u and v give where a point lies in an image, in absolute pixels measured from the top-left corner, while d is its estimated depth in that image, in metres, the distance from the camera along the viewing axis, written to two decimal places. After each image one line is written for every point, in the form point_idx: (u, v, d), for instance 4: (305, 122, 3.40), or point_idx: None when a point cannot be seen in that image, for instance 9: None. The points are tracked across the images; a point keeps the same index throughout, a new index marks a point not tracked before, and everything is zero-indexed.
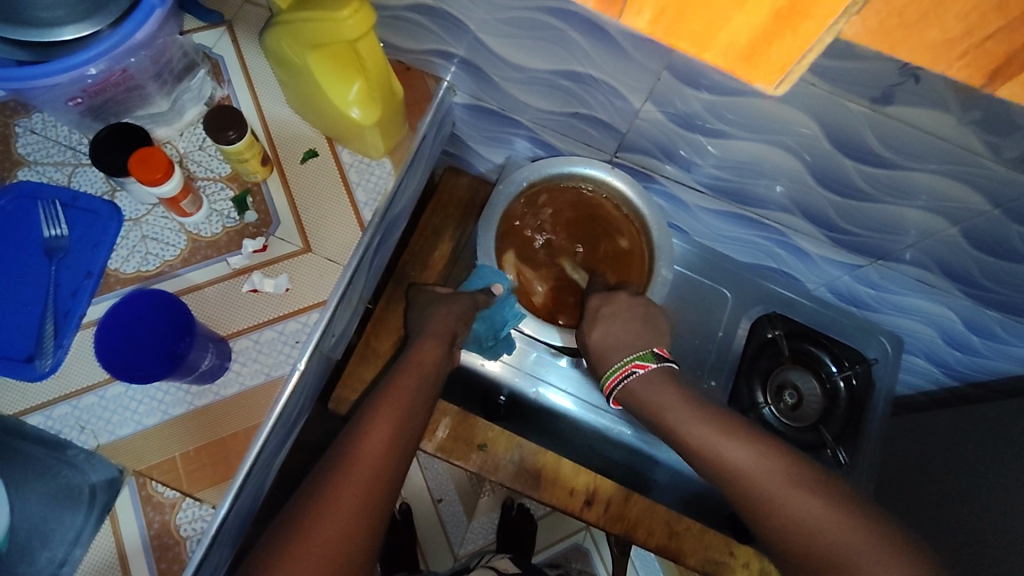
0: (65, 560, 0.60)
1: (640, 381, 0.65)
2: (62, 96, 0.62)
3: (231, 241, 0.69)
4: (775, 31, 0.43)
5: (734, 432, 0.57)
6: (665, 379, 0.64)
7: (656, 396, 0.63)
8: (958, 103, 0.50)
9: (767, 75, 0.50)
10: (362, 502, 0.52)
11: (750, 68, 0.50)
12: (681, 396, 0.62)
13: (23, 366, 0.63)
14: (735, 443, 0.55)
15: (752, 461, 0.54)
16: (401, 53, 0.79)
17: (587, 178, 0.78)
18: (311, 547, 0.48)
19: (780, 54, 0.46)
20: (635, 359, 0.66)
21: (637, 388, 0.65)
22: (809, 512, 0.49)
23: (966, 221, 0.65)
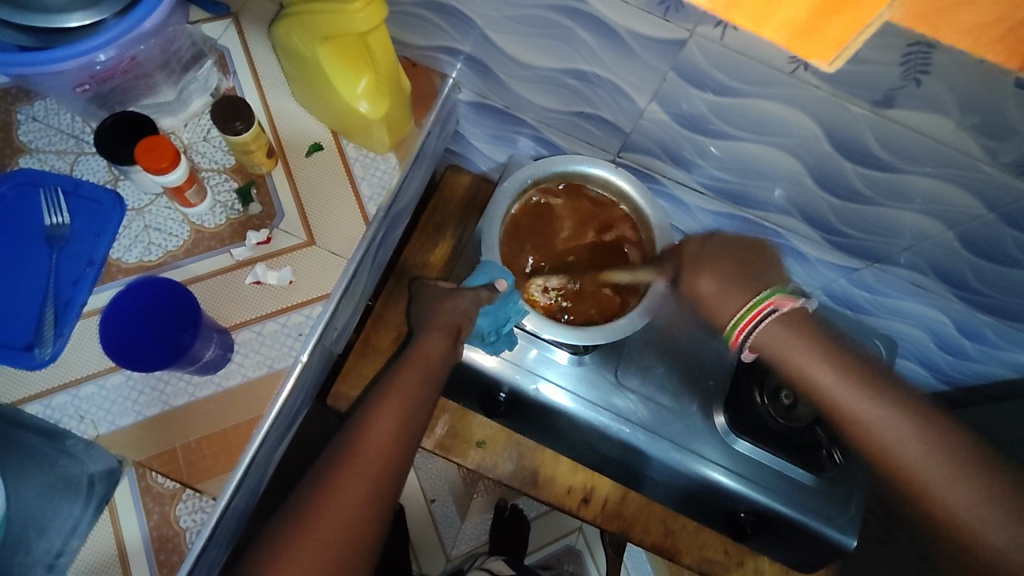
0: (62, 551, 0.59)
1: (781, 323, 0.57)
2: (69, 83, 0.62)
3: (235, 233, 0.69)
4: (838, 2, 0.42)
5: (879, 393, 0.53)
6: (802, 331, 0.57)
7: (790, 348, 0.57)
8: (958, 106, 0.51)
9: (819, 52, 0.48)
10: (367, 493, 0.52)
11: (805, 45, 0.47)
12: (824, 352, 0.56)
13: (22, 354, 0.62)
14: (894, 415, 0.52)
15: (901, 432, 0.52)
16: (407, 49, 0.79)
17: (591, 177, 0.79)
18: (314, 536, 0.49)
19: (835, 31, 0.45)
20: (771, 296, 0.58)
21: (769, 335, 0.58)
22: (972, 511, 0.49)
23: (961, 225, 0.66)
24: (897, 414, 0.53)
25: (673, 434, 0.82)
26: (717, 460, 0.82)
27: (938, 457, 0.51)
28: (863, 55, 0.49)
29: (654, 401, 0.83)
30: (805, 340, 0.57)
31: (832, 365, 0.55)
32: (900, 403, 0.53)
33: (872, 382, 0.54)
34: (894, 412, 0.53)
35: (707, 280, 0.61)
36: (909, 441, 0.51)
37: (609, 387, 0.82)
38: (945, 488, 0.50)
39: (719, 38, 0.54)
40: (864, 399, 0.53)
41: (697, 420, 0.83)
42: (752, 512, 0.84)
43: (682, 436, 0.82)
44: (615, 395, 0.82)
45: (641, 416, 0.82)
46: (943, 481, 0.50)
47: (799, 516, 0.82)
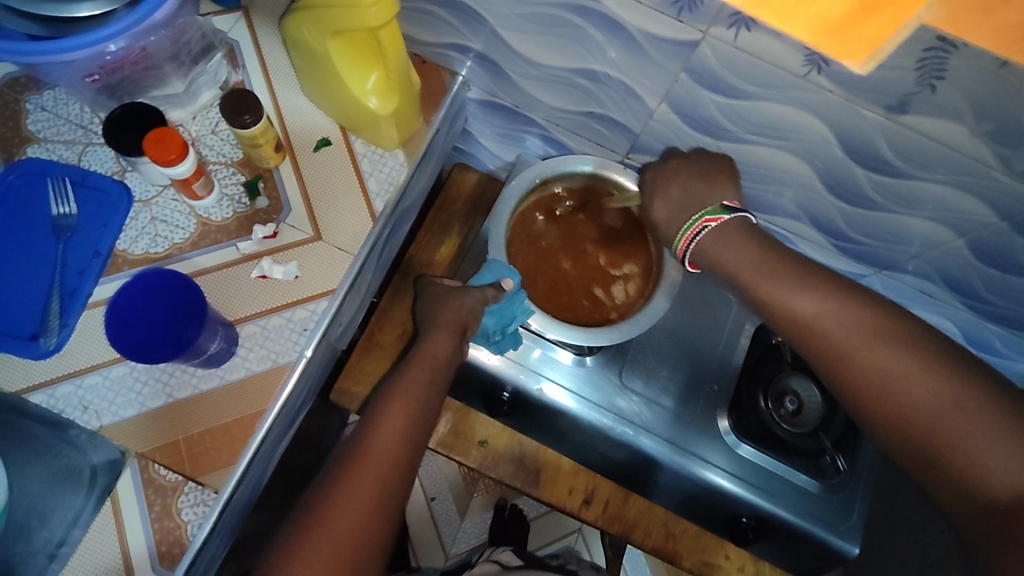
0: (64, 541, 0.60)
1: (717, 240, 0.59)
2: (79, 72, 0.61)
3: (242, 226, 0.69)
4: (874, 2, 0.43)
5: (811, 285, 0.53)
6: (749, 238, 0.58)
7: (740, 259, 0.57)
8: (972, 112, 0.51)
9: (851, 52, 0.49)
10: (378, 493, 0.52)
11: (837, 44, 0.48)
12: (754, 249, 0.57)
13: (27, 344, 0.62)
14: (823, 301, 0.51)
15: (830, 317, 0.51)
16: (417, 46, 0.79)
17: (600, 178, 0.78)
18: (326, 537, 0.49)
19: (871, 30, 0.46)
20: (704, 215, 0.60)
21: (708, 244, 0.60)
22: (917, 393, 0.46)
23: (972, 233, 0.66)
24: (838, 305, 0.51)
25: (676, 437, 0.82)
26: (719, 464, 0.82)
27: (877, 339, 0.48)
28: (878, 59, 0.48)
29: (657, 404, 0.83)
30: (734, 241, 0.58)
31: (759, 264, 0.56)
32: (839, 293, 0.52)
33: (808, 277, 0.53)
34: (834, 300, 0.51)
35: (661, 208, 0.65)
36: (837, 321, 0.50)
37: (613, 388, 0.82)
38: (882, 370, 0.47)
39: (732, 40, 0.53)
40: (803, 294, 0.52)
41: (700, 423, 0.83)
42: (754, 517, 0.83)
43: (684, 439, 0.82)
44: (618, 396, 0.82)
45: (644, 418, 0.82)
46: (894, 370, 0.47)
47: (801, 522, 0.81)
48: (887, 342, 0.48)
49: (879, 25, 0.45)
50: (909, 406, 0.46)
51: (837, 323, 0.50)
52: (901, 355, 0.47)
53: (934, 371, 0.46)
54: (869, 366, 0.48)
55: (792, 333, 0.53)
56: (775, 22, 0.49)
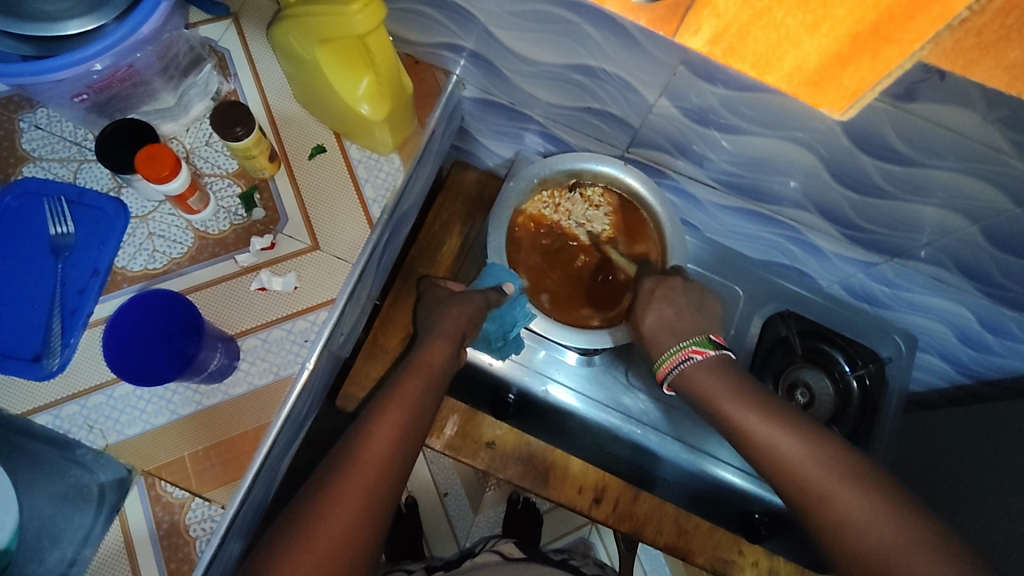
0: (75, 559, 0.60)
1: (698, 367, 0.64)
2: (67, 92, 0.61)
3: (239, 238, 0.68)
4: (851, 54, 0.34)
5: (788, 424, 0.58)
6: (728, 373, 0.64)
7: (715, 386, 0.63)
8: (982, 99, 0.49)
9: (830, 100, 0.39)
10: (366, 500, 0.51)
11: (816, 92, 0.39)
12: (740, 390, 0.62)
13: (31, 365, 0.63)
14: (795, 440, 0.57)
15: (799, 453, 0.56)
16: (409, 46, 0.78)
17: (600, 175, 0.76)
18: (314, 542, 0.48)
19: (850, 79, 0.37)
20: (692, 345, 0.66)
21: (693, 373, 0.65)
22: (890, 541, 0.49)
23: (985, 220, 0.63)
24: (817, 454, 0.55)
25: (686, 435, 0.81)
26: (731, 461, 0.81)
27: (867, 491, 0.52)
28: None
29: (666, 401, 0.82)
30: (717, 379, 0.63)
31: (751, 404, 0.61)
32: (819, 440, 0.56)
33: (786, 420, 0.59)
34: (809, 446, 0.56)
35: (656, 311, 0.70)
36: (802, 457, 0.55)
37: (620, 387, 0.81)
38: (855, 513, 0.51)
39: None
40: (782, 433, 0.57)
41: None
42: (767, 513, 0.83)
43: (694, 437, 0.81)
44: (626, 395, 0.81)
45: (651, 416, 0.81)
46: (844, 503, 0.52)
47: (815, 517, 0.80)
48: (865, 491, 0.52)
49: (855, 75, 0.36)
50: (859, 544, 0.50)
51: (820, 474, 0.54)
52: (870, 501, 0.51)
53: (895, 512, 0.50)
54: (847, 511, 0.51)
55: (773, 471, 0.57)
56: (753, 72, 0.39)
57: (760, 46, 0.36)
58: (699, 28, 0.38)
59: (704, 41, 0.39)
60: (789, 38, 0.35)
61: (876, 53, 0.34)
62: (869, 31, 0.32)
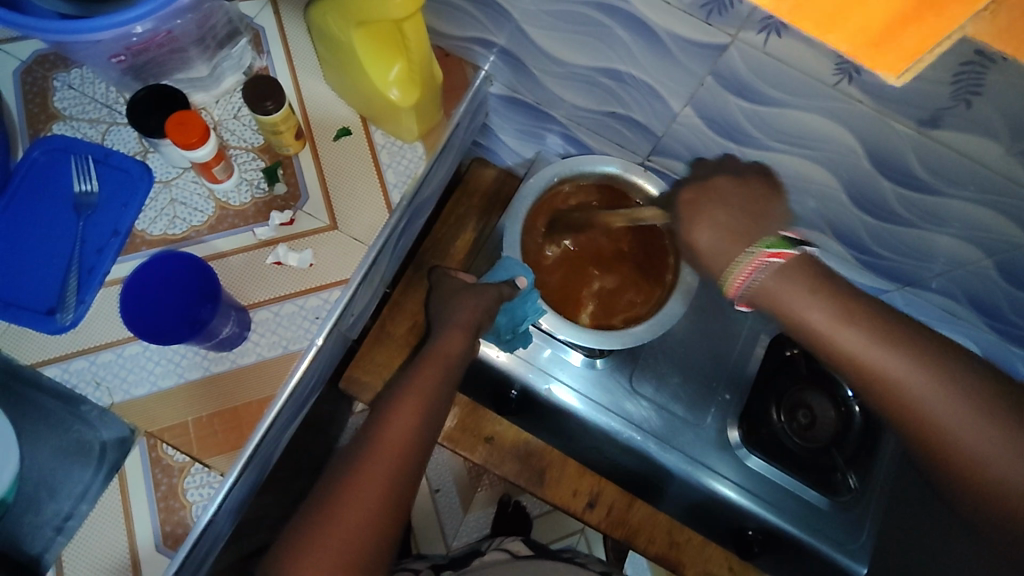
0: (72, 514, 0.61)
1: (779, 278, 0.50)
2: (104, 53, 0.61)
3: (259, 212, 0.69)
4: (914, 12, 0.35)
5: (899, 340, 0.46)
6: (805, 270, 0.50)
7: (792, 291, 0.50)
8: (1007, 130, 0.49)
9: (889, 61, 0.39)
10: (392, 486, 0.52)
11: (876, 53, 0.39)
12: (825, 297, 0.49)
13: (44, 319, 0.63)
14: (914, 365, 0.45)
15: (916, 379, 0.45)
16: (441, 39, 0.79)
17: (620, 180, 0.77)
18: (339, 526, 0.49)
19: (914, 40, 0.37)
20: (766, 247, 0.51)
21: (771, 286, 0.50)
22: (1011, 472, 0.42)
23: (1000, 254, 0.64)
24: (941, 379, 0.44)
25: (684, 445, 0.81)
26: (727, 475, 0.81)
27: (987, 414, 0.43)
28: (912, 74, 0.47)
29: (667, 410, 0.82)
30: (802, 289, 0.49)
31: (837, 314, 0.48)
32: (923, 347, 0.45)
33: (890, 332, 0.46)
34: (914, 358, 0.45)
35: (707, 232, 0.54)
36: (926, 388, 0.44)
37: (622, 392, 0.82)
38: (973, 440, 0.43)
39: (762, 45, 0.52)
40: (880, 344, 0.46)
41: (709, 432, 0.82)
42: (761, 530, 0.83)
43: (692, 448, 0.81)
44: (628, 401, 0.82)
45: (652, 423, 0.81)
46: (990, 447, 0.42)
47: (807, 538, 0.80)
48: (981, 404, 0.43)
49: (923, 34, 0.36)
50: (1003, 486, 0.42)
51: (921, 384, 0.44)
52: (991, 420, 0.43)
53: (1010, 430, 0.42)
54: (961, 437, 0.43)
55: (880, 399, 0.46)
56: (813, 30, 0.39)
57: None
58: None
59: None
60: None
61: (942, 8, 0.34)
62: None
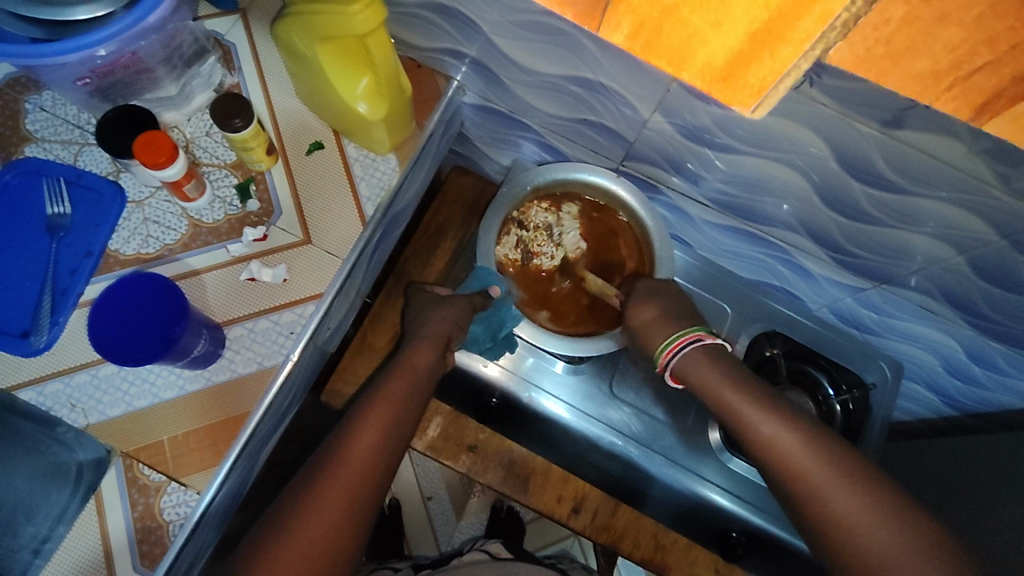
0: (49, 536, 0.61)
1: (701, 351, 0.65)
2: (71, 75, 0.61)
3: (233, 228, 0.69)
4: (754, 49, 0.36)
5: (775, 410, 0.59)
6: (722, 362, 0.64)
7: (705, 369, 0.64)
8: (967, 130, 0.49)
9: (741, 97, 0.41)
10: (348, 514, 0.51)
11: (726, 89, 0.40)
12: (723, 373, 0.63)
13: (18, 342, 0.63)
14: (778, 424, 0.57)
15: (782, 436, 0.57)
16: (412, 50, 0.79)
17: (593, 185, 0.77)
18: (289, 547, 0.47)
19: (754, 79, 0.38)
20: (694, 330, 0.67)
21: (693, 357, 0.65)
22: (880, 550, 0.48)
23: (972, 251, 0.64)
24: (798, 437, 0.56)
25: (667, 449, 0.81)
26: (712, 479, 0.81)
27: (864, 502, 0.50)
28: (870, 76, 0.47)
29: (649, 415, 0.82)
30: (708, 364, 0.64)
31: (733, 384, 0.62)
32: (805, 429, 0.57)
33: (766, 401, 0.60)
34: (809, 450, 0.55)
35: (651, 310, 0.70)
36: (789, 442, 0.56)
37: (603, 399, 0.82)
38: (818, 486, 0.52)
39: None
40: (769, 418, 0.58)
41: (692, 436, 0.82)
42: (744, 532, 0.83)
43: (675, 452, 0.81)
44: (609, 407, 0.82)
45: (634, 429, 0.81)
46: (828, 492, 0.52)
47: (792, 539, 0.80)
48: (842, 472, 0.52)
49: (765, 74, 0.37)
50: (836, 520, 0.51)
51: (799, 456, 0.55)
52: (871, 503, 0.50)
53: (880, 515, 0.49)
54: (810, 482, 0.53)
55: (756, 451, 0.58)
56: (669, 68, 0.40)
57: (672, 41, 0.38)
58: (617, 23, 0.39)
59: (624, 37, 0.39)
60: (695, 38, 0.37)
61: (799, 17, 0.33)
62: (764, 30, 0.34)
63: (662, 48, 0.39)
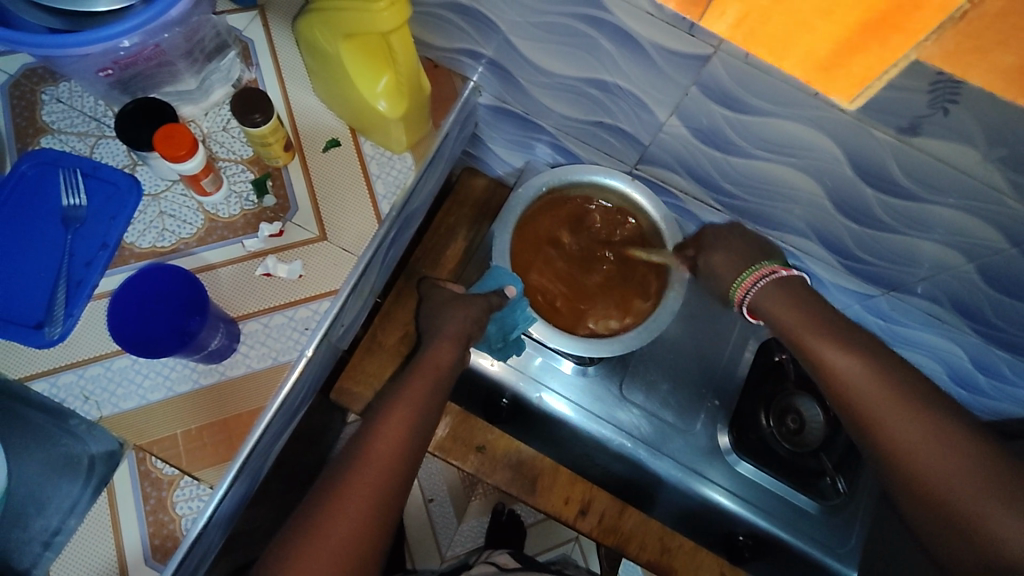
0: (59, 529, 0.60)
1: (777, 284, 0.61)
2: (92, 67, 0.61)
3: (248, 224, 0.69)
4: (864, 41, 0.39)
5: (850, 343, 0.55)
6: (800, 295, 0.60)
7: (785, 306, 0.60)
8: (984, 138, 0.50)
9: (841, 88, 0.46)
10: (377, 515, 0.51)
11: (827, 80, 0.45)
12: (800, 310, 0.59)
13: (32, 333, 0.63)
14: (854, 359, 0.53)
15: (858, 373, 0.53)
16: (429, 50, 0.79)
17: (608, 188, 0.77)
18: (316, 554, 0.47)
19: (859, 67, 0.43)
20: (775, 264, 0.63)
21: (764, 293, 0.61)
22: (925, 441, 0.48)
23: (982, 258, 0.64)
24: (878, 370, 0.52)
25: (675, 452, 0.82)
26: (719, 481, 0.81)
27: (909, 401, 0.50)
28: (892, 83, 0.48)
29: (657, 417, 0.82)
30: (781, 296, 0.60)
31: (807, 319, 0.58)
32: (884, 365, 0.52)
33: (840, 334, 0.56)
34: (874, 370, 0.52)
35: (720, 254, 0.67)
36: (868, 379, 0.52)
37: (613, 400, 0.82)
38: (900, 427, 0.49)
39: (744, 56, 0.53)
40: (844, 352, 0.54)
41: (700, 438, 0.83)
42: (751, 535, 0.83)
43: (683, 454, 0.82)
44: (618, 408, 0.82)
45: (644, 431, 0.82)
46: (917, 442, 0.48)
47: (798, 543, 0.81)
48: (923, 415, 0.49)
49: (868, 63, 0.42)
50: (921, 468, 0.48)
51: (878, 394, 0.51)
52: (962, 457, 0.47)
53: (1003, 497, 0.44)
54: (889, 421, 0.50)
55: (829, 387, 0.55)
56: (769, 58, 0.44)
57: (778, 29, 0.41)
58: (723, 11, 0.41)
59: (729, 26, 0.42)
60: (804, 27, 0.40)
61: (883, 42, 0.39)
62: (879, 22, 0.37)
63: (762, 35, 0.42)
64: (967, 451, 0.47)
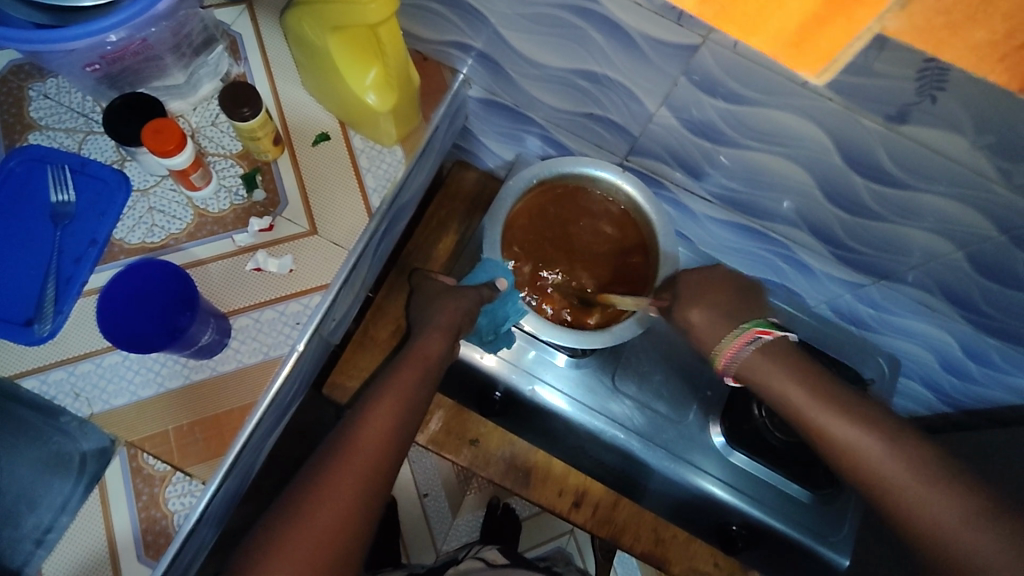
0: (52, 526, 0.60)
1: (761, 352, 0.60)
2: (78, 62, 0.61)
3: (238, 218, 0.69)
4: (829, 15, 0.43)
5: (855, 414, 0.55)
6: (794, 364, 0.59)
7: (778, 381, 0.59)
8: (972, 125, 0.50)
9: (807, 62, 0.49)
10: (362, 503, 0.51)
11: (796, 55, 0.49)
12: (795, 382, 0.58)
13: (22, 330, 0.63)
14: (863, 434, 0.53)
15: (868, 447, 0.53)
16: (419, 43, 0.79)
17: (599, 180, 0.77)
18: (299, 542, 0.47)
19: (826, 42, 0.46)
20: (755, 327, 0.61)
21: (752, 360, 0.60)
22: (945, 514, 0.48)
23: (972, 246, 0.65)
24: (890, 445, 0.52)
25: (668, 443, 0.82)
26: (712, 472, 0.82)
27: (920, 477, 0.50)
28: (878, 71, 0.48)
29: (650, 409, 0.83)
30: (779, 364, 0.59)
31: (810, 393, 0.57)
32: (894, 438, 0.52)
33: (846, 405, 0.55)
34: (882, 446, 0.52)
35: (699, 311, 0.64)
36: (879, 455, 0.52)
37: (605, 392, 0.82)
38: (915, 501, 0.50)
39: (732, 46, 0.53)
40: (851, 426, 0.54)
41: (693, 430, 0.83)
42: (744, 525, 0.83)
43: (676, 446, 0.82)
44: (611, 400, 0.82)
45: (637, 422, 0.82)
46: (939, 516, 0.48)
47: (791, 532, 0.81)
48: (939, 486, 0.49)
49: (836, 35, 0.45)
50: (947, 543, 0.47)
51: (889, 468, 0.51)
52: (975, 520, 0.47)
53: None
54: (906, 496, 0.50)
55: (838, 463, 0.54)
56: (738, 34, 0.49)
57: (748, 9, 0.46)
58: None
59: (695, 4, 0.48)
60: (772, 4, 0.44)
61: (849, 15, 0.42)
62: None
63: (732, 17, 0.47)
64: (985, 526, 0.46)
